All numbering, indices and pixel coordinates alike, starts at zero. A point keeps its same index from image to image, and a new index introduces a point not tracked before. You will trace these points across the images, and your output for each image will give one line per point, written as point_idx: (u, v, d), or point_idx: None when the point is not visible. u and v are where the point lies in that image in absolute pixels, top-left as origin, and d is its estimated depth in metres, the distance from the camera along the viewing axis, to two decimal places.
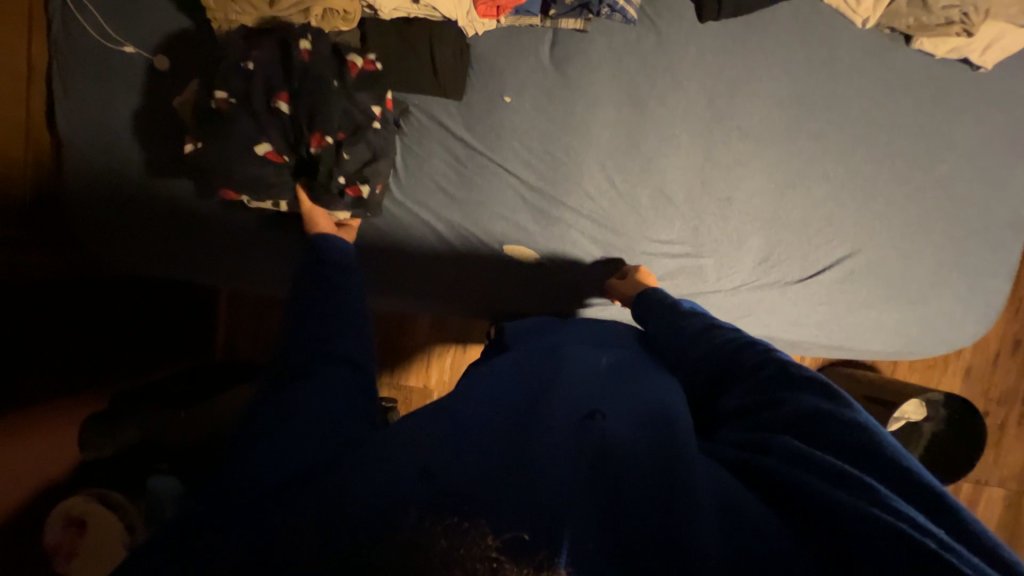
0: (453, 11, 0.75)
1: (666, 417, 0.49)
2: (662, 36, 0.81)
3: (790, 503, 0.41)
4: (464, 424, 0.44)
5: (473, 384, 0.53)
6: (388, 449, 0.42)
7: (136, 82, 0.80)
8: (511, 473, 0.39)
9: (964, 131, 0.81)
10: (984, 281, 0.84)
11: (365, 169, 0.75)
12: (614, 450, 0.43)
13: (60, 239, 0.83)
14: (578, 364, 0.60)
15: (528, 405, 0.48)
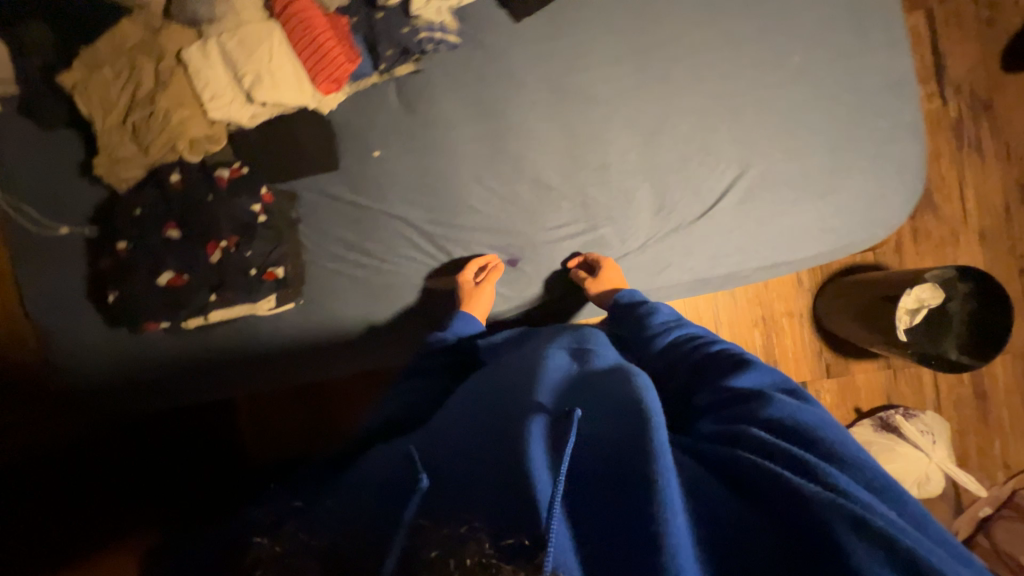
0: (299, 98, 0.84)
1: (640, 396, 0.50)
2: (487, 46, 0.86)
3: (768, 477, 0.44)
4: (457, 460, 0.49)
5: (463, 411, 0.57)
6: (400, 483, 0.48)
7: (70, 252, 0.90)
8: (508, 495, 0.42)
9: (805, 16, 0.80)
10: (894, 148, 0.80)
11: (269, 256, 0.83)
12: (603, 459, 0.46)
13: (64, 412, 0.90)
14: (552, 363, 0.62)
15: (510, 420, 0.51)
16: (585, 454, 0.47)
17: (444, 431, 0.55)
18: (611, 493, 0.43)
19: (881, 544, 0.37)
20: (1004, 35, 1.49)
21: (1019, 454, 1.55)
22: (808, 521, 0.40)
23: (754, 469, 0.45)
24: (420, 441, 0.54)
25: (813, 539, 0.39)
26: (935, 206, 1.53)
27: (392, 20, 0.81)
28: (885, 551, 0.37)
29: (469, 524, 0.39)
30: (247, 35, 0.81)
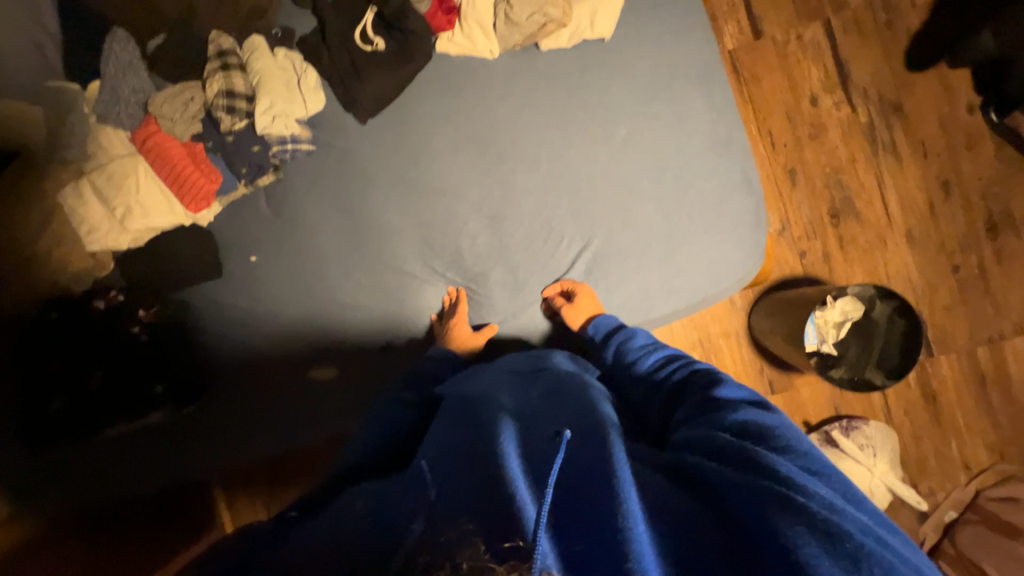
0: (171, 219, 0.90)
1: (604, 420, 0.55)
2: (339, 149, 0.92)
3: (715, 483, 0.50)
4: (453, 469, 0.52)
5: (444, 434, 0.60)
6: (417, 494, 0.50)
7: None
8: (478, 496, 0.46)
9: (624, 91, 0.84)
10: (724, 206, 0.83)
11: (151, 373, 0.89)
12: (583, 463, 0.49)
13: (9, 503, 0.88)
14: (504, 393, 0.67)
15: (479, 440, 0.55)
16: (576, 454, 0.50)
17: (450, 444, 0.57)
18: (598, 487, 0.46)
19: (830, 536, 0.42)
20: (904, 35, 1.48)
21: (980, 452, 1.49)
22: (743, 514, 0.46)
23: (720, 484, 0.49)
24: (416, 463, 0.58)
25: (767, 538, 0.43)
26: (857, 211, 1.52)
27: (243, 141, 0.87)
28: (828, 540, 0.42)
29: (460, 527, 0.42)
30: (116, 171, 0.88)
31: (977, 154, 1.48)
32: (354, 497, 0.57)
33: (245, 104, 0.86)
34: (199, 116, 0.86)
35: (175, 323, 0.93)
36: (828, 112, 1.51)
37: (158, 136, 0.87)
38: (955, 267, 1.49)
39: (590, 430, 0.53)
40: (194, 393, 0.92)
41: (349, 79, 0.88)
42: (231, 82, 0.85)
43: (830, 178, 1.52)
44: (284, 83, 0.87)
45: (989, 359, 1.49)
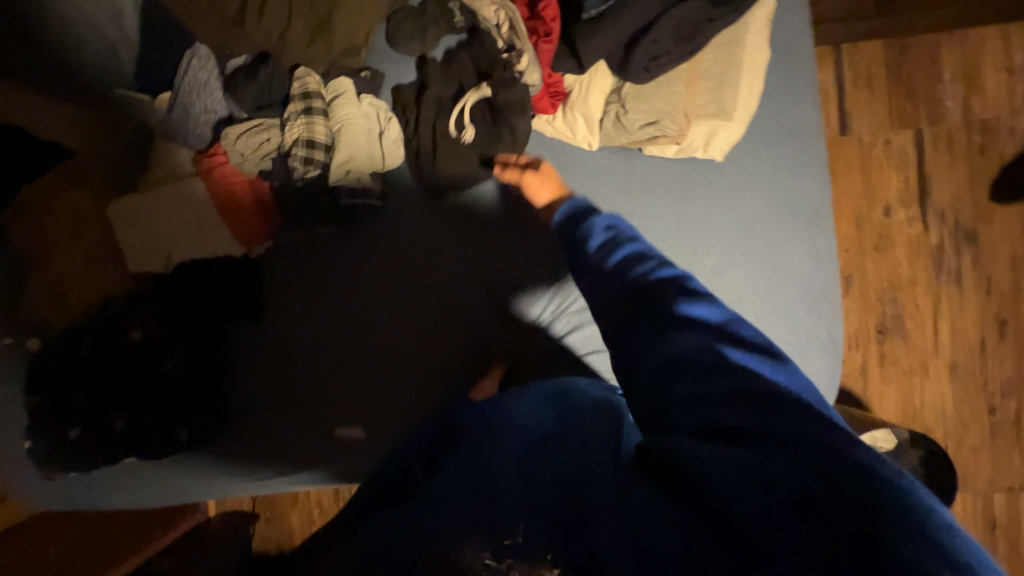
0: (219, 250, 0.84)
1: (608, 433, 0.52)
2: (409, 211, 0.86)
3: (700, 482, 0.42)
4: (455, 493, 0.52)
5: (452, 462, 0.58)
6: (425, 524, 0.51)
7: None
8: (481, 517, 0.48)
9: (723, 219, 0.78)
10: (805, 360, 0.78)
11: (174, 418, 0.84)
12: (587, 475, 0.48)
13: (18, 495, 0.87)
14: (519, 411, 0.60)
15: (485, 463, 0.53)
16: (582, 465, 0.49)
17: (457, 471, 0.56)
18: (590, 497, 0.46)
19: (868, 516, 0.35)
20: (995, 163, 1.41)
21: None
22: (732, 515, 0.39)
23: (714, 474, 0.42)
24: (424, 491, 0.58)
25: (804, 515, 0.36)
26: (905, 332, 1.47)
27: (313, 188, 0.83)
28: (860, 513, 0.35)
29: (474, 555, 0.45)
30: (168, 195, 0.82)
31: None
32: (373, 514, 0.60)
33: (322, 155, 0.80)
34: (273, 157, 0.81)
35: (198, 370, 0.85)
36: (898, 225, 1.45)
37: (223, 168, 0.82)
38: (994, 409, 1.45)
39: (593, 445, 0.51)
40: (210, 441, 0.86)
41: (437, 150, 0.82)
42: (312, 129, 0.79)
43: (885, 294, 1.47)
44: (365, 135, 0.82)
45: (1005, 507, 1.45)
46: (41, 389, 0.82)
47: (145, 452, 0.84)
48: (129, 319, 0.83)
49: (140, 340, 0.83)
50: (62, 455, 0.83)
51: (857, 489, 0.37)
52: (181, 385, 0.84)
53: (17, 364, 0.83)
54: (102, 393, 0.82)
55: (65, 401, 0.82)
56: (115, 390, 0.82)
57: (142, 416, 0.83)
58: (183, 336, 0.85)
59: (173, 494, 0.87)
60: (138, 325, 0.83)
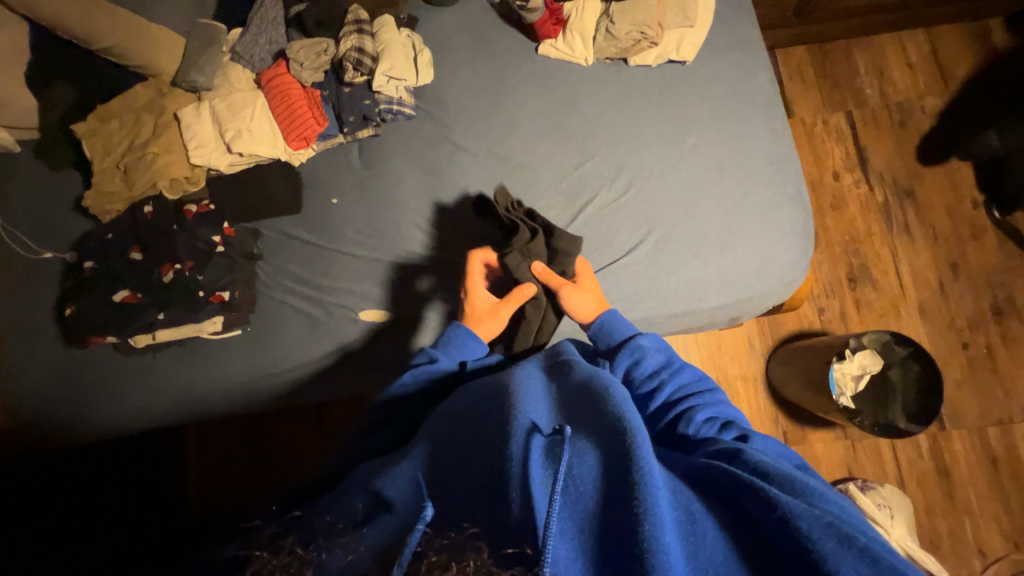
0: (272, 151, 0.98)
1: (622, 413, 0.53)
2: (437, 119, 1.02)
3: (724, 506, 0.46)
4: (469, 471, 0.51)
5: (446, 427, 0.59)
6: (406, 511, 0.50)
7: (54, 281, 0.96)
8: (478, 501, 0.48)
9: (696, 108, 0.97)
10: (776, 213, 0.92)
11: (221, 280, 0.91)
12: (607, 471, 0.48)
13: (60, 376, 0.91)
14: (529, 380, 0.63)
15: (483, 426, 0.56)
16: (606, 458, 0.49)
17: (449, 433, 0.58)
18: (605, 494, 0.46)
19: (857, 553, 0.39)
20: (915, 134, 1.69)
21: (994, 539, 1.45)
22: (765, 526, 0.42)
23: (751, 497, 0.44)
24: (383, 484, 0.55)
25: (766, 529, 0.42)
26: (873, 279, 1.62)
27: (357, 94, 0.98)
28: (856, 556, 0.39)
29: (465, 531, 0.45)
30: (237, 100, 0.98)
31: (981, 244, 1.62)
32: (321, 517, 0.53)
33: (370, 62, 0.97)
34: (326, 67, 0.98)
35: (249, 248, 0.96)
36: (848, 187, 1.68)
37: (283, 77, 0.98)
38: (965, 344, 1.57)
39: (609, 432, 0.51)
40: (251, 309, 0.94)
41: (464, 75, 1.04)
42: (362, 42, 0.97)
43: (849, 246, 1.65)
44: (404, 55, 1.00)
45: (998, 440, 1.51)
46: (101, 257, 0.89)
47: (184, 311, 0.89)
48: (194, 198, 0.96)
49: (199, 211, 0.94)
50: (106, 317, 0.87)
51: (859, 540, 0.40)
52: (231, 253, 0.93)
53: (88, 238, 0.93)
54: (158, 252, 0.90)
55: (122, 265, 0.89)
56: (169, 254, 0.90)
57: (190, 274, 0.90)
58: (238, 219, 0.98)
59: (207, 375, 0.92)
60: (204, 201, 0.96)
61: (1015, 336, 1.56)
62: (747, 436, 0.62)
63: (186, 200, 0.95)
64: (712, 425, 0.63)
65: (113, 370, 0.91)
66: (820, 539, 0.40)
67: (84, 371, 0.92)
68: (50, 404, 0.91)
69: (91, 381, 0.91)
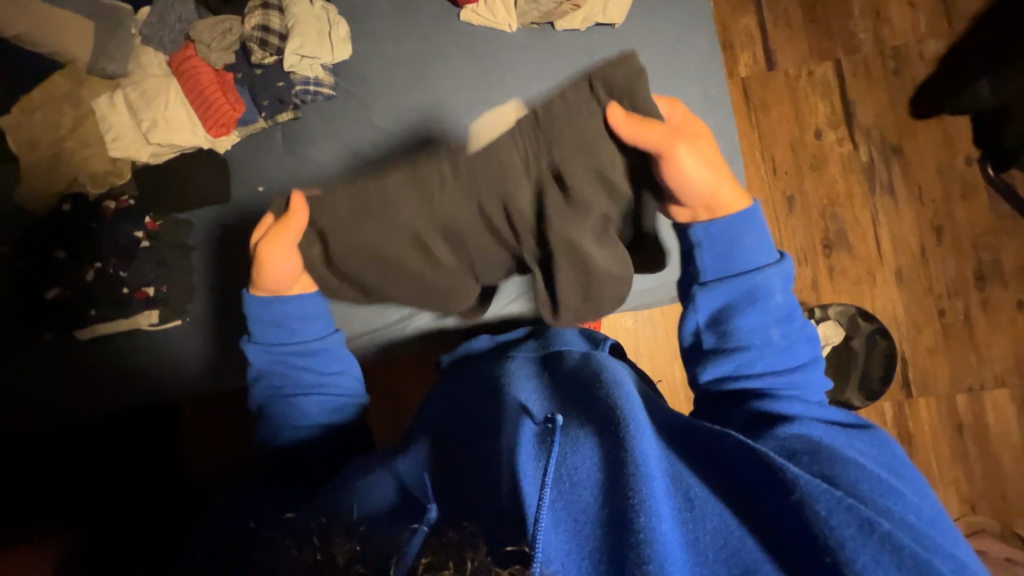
0: (190, 139, 0.96)
1: (615, 403, 0.55)
2: (359, 98, 0.98)
3: (741, 494, 0.49)
4: (471, 463, 0.55)
5: (444, 426, 0.65)
6: (410, 502, 0.52)
7: None
8: (479, 501, 0.49)
9: None
10: None
11: (146, 276, 0.94)
12: (603, 458, 0.50)
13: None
14: (524, 379, 0.68)
15: (483, 422, 0.61)
16: (599, 449, 0.51)
17: (449, 434, 0.63)
18: (605, 490, 0.47)
19: (877, 539, 0.44)
20: (910, 84, 1.55)
21: (952, 503, 1.46)
22: (789, 511, 0.46)
23: (777, 487, 0.48)
24: (401, 468, 0.59)
25: (779, 516, 0.47)
26: (850, 244, 1.54)
27: (270, 76, 0.94)
28: (875, 543, 0.44)
29: (461, 529, 0.44)
30: (150, 87, 0.95)
31: (971, 204, 1.52)
32: (335, 503, 0.55)
33: (278, 40, 0.92)
34: (234, 48, 0.94)
35: (177, 239, 0.97)
36: (830, 146, 1.56)
37: (192, 60, 0.94)
38: (942, 310, 1.51)
39: (604, 425, 0.53)
40: (186, 300, 0.96)
41: (385, 48, 0.98)
42: (268, 19, 0.91)
43: (826, 210, 1.55)
44: (316, 30, 0.93)
45: (967, 407, 1.48)
46: (34, 255, 0.92)
47: (113, 305, 0.92)
48: (115, 193, 0.96)
49: (119, 208, 0.95)
50: (45, 314, 0.91)
51: (879, 527, 0.45)
52: (156, 246, 0.95)
53: (18, 237, 0.95)
54: (81, 250, 0.92)
55: (51, 261, 0.91)
56: (94, 250, 0.92)
57: (113, 271, 0.93)
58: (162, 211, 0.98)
59: (142, 366, 0.96)
60: (124, 195, 0.97)
61: (997, 302, 1.50)
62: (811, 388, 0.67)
63: (103, 197, 0.95)
64: (771, 386, 0.66)
65: (51, 366, 0.94)
66: (838, 525, 0.45)
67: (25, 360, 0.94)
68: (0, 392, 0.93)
69: (30, 375, 0.94)
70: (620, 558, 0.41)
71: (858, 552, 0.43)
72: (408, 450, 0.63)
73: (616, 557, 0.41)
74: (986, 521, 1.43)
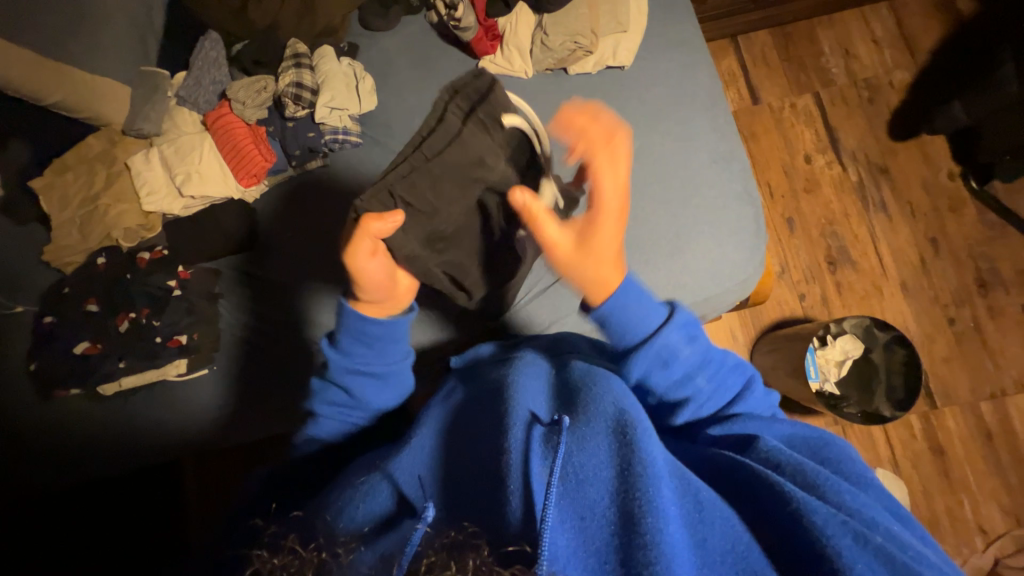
0: (223, 190, 0.99)
1: (623, 405, 0.51)
2: (384, 144, 1.02)
3: (752, 506, 0.47)
4: (467, 462, 0.50)
5: (450, 419, 0.57)
6: (410, 513, 0.47)
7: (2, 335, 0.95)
8: (479, 504, 0.44)
9: (638, 111, 0.97)
10: (724, 212, 0.93)
11: (177, 324, 0.93)
12: (610, 458, 0.45)
13: (19, 430, 0.90)
14: (527, 369, 0.60)
15: (483, 421, 0.53)
16: (610, 447, 0.46)
17: (453, 424, 0.56)
18: (615, 491, 0.43)
19: (873, 552, 0.41)
20: (885, 110, 1.67)
21: (995, 516, 1.41)
22: (795, 524, 0.43)
23: (786, 498, 0.45)
24: (397, 468, 0.53)
25: (791, 531, 0.43)
26: (853, 260, 1.59)
27: (300, 127, 1.00)
28: (871, 555, 0.41)
29: (464, 530, 0.41)
30: (186, 144, 1.00)
31: (960, 216, 1.60)
32: (335, 507, 0.51)
33: (310, 95, 0.99)
34: (268, 103, 1.00)
35: (208, 288, 0.97)
36: (820, 169, 1.65)
37: (227, 117, 1.00)
38: (951, 319, 1.54)
39: (617, 425, 0.48)
40: (213, 348, 0.95)
41: (408, 98, 1.04)
42: (301, 77, 0.98)
43: (825, 229, 1.62)
44: (345, 85, 1.00)
45: (992, 415, 1.48)
46: (63, 310, 0.91)
47: (142, 355, 0.91)
48: (149, 245, 0.98)
49: (152, 258, 0.96)
50: (71, 369, 0.90)
51: (874, 540, 0.42)
52: (188, 294, 0.95)
53: (47, 294, 0.95)
54: (113, 302, 0.92)
55: (82, 315, 0.91)
56: (125, 300, 0.92)
57: (145, 321, 0.92)
58: (193, 260, 0.99)
59: (167, 418, 0.92)
60: (158, 246, 0.98)
61: (1002, 307, 1.54)
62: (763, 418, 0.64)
63: (139, 248, 0.97)
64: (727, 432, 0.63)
65: (74, 423, 0.91)
66: (834, 535, 0.42)
67: (46, 419, 0.91)
68: (20, 453, 0.90)
69: (52, 434, 0.91)
70: (626, 561, 0.38)
71: (860, 563, 0.40)
72: (408, 439, 0.57)
73: (627, 562, 0.38)
74: None
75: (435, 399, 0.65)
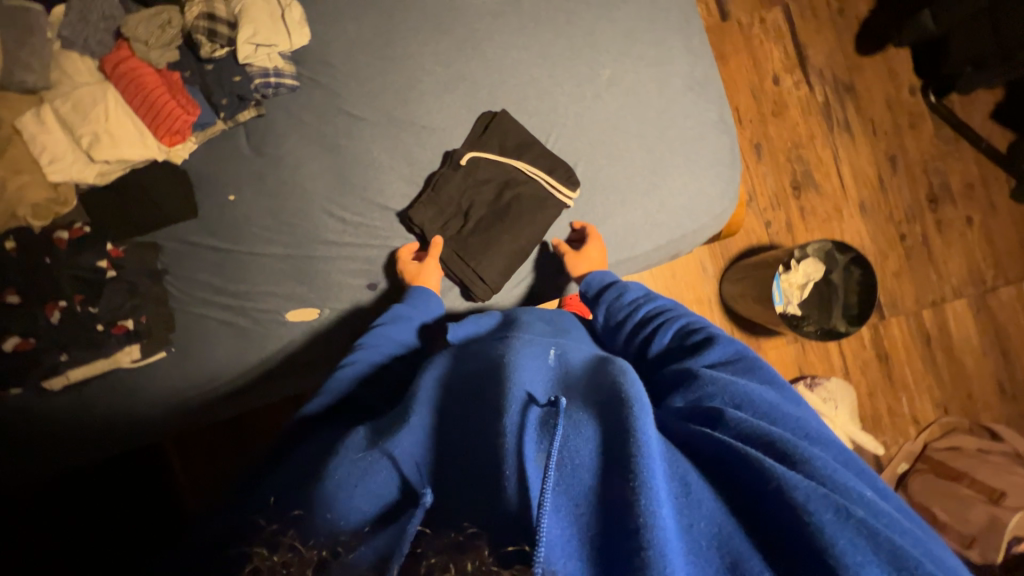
0: (144, 152, 0.85)
1: (624, 383, 0.49)
2: (326, 87, 0.91)
3: (739, 489, 0.44)
4: (466, 454, 0.48)
5: (443, 397, 0.56)
6: (405, 504, 0.46)
7: None
8: (480, 499, 0.43)
9: (607, 36, 0.92)
10: (696, 143, 0.93)
11: (119, 308, 0.85)
12: (604, 445, 0.44)
13: None
14: (532, 350, 0.59)
15: (479, 406, 0.51)
16: (605, 431, 0.45)
17: (453, 404, 0.54)
18: (607, 471, 0.42)
19: (853, 524, 0.39)
20: (854, 22, 1.61)
21: (927, 409, 1.59)
22: (771, 506, 0.41)
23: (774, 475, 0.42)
24: (396, 446, 0.50)
25: (761, 508, 0.42)
26: (816, 183, 1.61)
27: (224, 70, 0.86)
28: (854, 529, 0.39)
29: (465, 531, 0.40)
30: (85, 96, 0.84)
31: (918, 132, 1.62)
32: (330, 492, 0.47)
33: (227, 30, 0.84)
34: (177, 42, 0.85)
35: (148, 265, 0.88)
36: (789, 91, 1.61)
37: (129, 61, 0.84)
38: (903, 234, 1.62)
39: (612, 403, 0.47)
40: (169, 328, 0.88)
41: (348, 29, 0.91)
42: (213, 7, 0.83)
43: (792, 153, 1.61)
44: (269, 14, 0.85)
45: (932, 320, 1.61)
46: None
47: (82, 344, 0.83)
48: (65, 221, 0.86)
49: (72, 237, 0.85)
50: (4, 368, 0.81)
51: (854, 511, 0.40)
52: (125, 274, 0.86)
53: None
54: (38, 291, 0.82)
55: (4, 304, 0.80)
56: (50, 287, 0.82)
57: (79, 308, 0.83)
58: (124, 233, 0.88)
59: (126, 409, 0.87)
60: (77, 224, 0.86)
61: (949, 221, 1.62)
62: (710, 338, 0.67)
63: (55, 226, 0.85)
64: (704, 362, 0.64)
65: (23, 422, 0.84)
66: (817, 511, 0.40)
67: None
68: None
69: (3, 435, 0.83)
70: (617, 548, 0.37)
71: (839, 537, 0.38)
72: (402, 416, 0.55)
73: (617, 551, 0.37)
74: (958, 419, 1.57)
75: (426, 371, 0.63)
